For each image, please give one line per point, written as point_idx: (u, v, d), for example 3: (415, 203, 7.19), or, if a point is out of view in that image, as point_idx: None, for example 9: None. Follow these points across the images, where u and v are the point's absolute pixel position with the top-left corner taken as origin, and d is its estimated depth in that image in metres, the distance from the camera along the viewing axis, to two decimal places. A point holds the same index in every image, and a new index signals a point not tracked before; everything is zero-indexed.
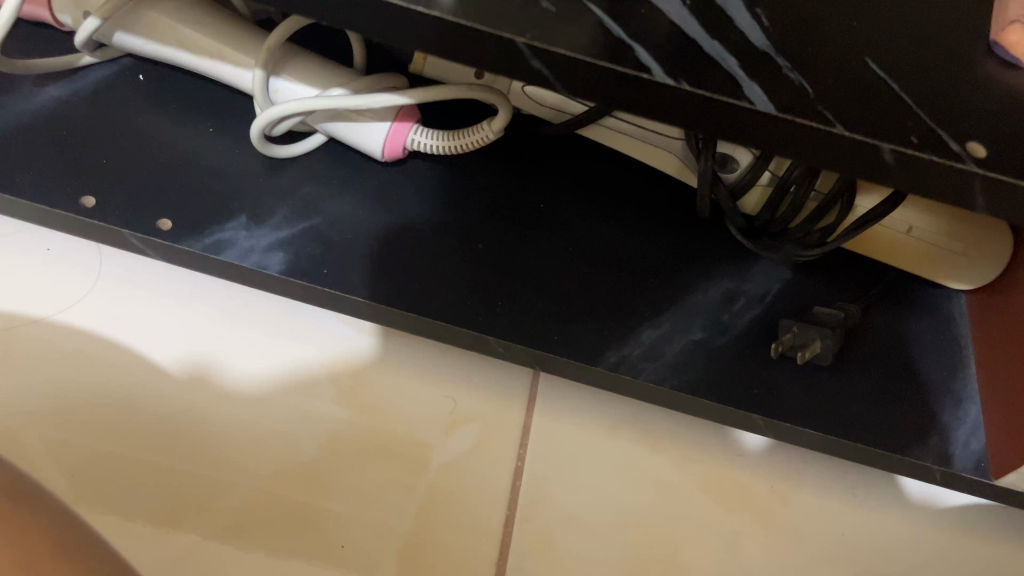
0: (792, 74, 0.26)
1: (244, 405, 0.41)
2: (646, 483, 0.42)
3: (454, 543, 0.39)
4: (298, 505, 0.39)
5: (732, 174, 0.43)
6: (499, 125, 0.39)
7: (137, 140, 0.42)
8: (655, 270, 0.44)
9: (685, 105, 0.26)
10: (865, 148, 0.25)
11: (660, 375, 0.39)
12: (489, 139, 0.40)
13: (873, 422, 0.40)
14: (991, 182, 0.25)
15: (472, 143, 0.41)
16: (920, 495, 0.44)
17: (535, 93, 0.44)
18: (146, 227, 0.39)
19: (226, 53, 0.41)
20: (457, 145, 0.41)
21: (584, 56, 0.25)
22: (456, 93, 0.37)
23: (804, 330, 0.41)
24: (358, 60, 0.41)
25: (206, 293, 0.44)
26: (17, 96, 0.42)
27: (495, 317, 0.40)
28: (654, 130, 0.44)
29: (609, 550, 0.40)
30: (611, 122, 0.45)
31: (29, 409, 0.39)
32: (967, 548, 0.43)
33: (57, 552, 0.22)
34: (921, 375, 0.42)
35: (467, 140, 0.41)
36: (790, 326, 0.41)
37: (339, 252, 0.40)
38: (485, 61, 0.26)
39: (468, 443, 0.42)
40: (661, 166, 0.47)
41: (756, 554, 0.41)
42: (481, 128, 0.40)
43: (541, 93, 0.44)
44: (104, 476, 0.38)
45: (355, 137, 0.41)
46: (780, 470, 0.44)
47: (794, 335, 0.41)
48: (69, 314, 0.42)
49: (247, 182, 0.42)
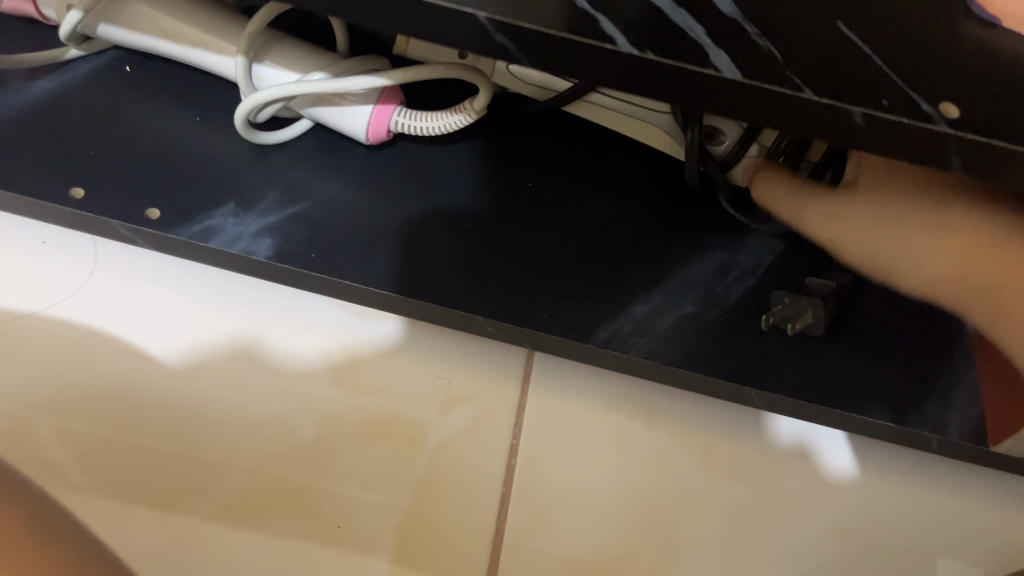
0: (760, 40, 0.26)
1: (239, 389, 0.41)
2: (643, 457, 0.43)
3: (449, 521, 0.39)
4: (295, 486, 0.39)
5: (720, 147, 0.44)
6: (480, 103, 0.39)
7: (126, 130, 0.43)
8: (646, 245, 0.44)
9: (650, 76, 0.25)
10: (833, 113, 0.25)
11: (652, 349, 0.39)
12: (471, 118, 0.40)
13: (868, 391, 0.40)
14: (965, 143, 0.25)
15: (455, 123, 0.41)
16: (921, 464, 0.44)
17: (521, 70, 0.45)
18: (135, 217, 0.39)
19: (209, 41, 0.42)
20: (437, 126, 0.41)
21: (547, 29, 0.25)
22: (431, 73, 0.37)
23: (795, 301, 0.41)
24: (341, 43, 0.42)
25: (200, 280, 0.44)
26: (7, 91, 0.43)
27: (483, 296, 0.40)
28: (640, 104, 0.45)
29: (606, 524, 0.40)
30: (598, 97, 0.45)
31: (28, 398, 0.40)
32: (967, 516, 0.43)
33: (27, 528, 0.23)
34: (918, 343, 0.42)
35: (447, 121, 0.41)
36: (781, 297, 0.41)
37: (328, 236, 0.41)
38: (449, 38, 0.26)
39: (463, 423, 0.42)
40: (651, 140, 0.47)
41: (753, 526, 0.41)
42: (463, 109, 0.40)
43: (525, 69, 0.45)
44: (101, 462, 0.38)
45: (340, 120, 0.42)
46: (778, 441, 0.44)
47: (785, 306, 0.41)
48: (66, 306, 0.43)
49: (237, 170, 0.43)
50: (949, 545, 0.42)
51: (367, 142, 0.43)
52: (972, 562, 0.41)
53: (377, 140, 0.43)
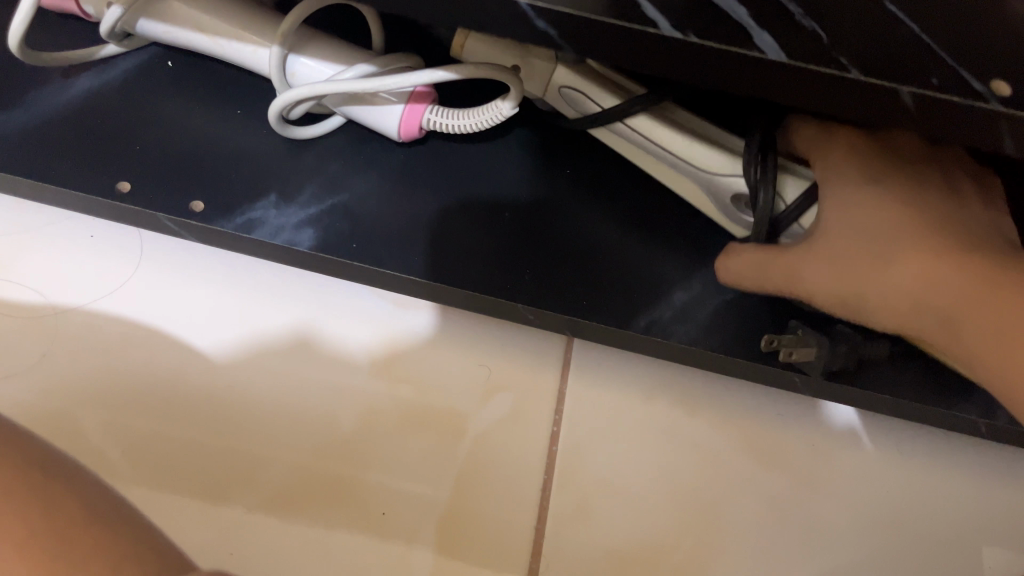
0: (806, 22, 0.25)
1: (281, 379, 0.42)
2: (683, 444, 0.42)
3: (491, 512, 0.40)
4: (338, 478, 0.39)
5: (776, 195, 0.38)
6: (512, 100, 0.39)
7: (167, 126, 0.43)
8: (686, 233, 0.43)
9: (694, 60, 0.25)
10: (881, 94, 0.25)
11: (692, 336, 0.39)
12: (502, 116, 0.40)
13: (914, 377, 0.39)
14: (1018, 123, 0.24)
15: (487, 121, 0.41)
16: (968, 449, 0.43)
17: (568, 78, 0.40)
18: (179, 210, 0.40)
19: (238, 34, 0.42)
20: (470, 122, 0.41)
21: (587, 14, 0.25)
22: (467, 74, 0.37)
23: (806, 335, 0.39)
24: (376, 40, 0.42)
25: (242, 271, 0.45)
26: (52, 89, 0.44)
27: (523, 285, 0.40)
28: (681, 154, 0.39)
29: (648, 515, 0.40)
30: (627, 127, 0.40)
31: (79, 390, 0.41)
32: (1016, 502, 0.42)
33: (83, 516, 0.23)
34: None
35: (479, 118, 0.41)
36: (795, 329, 0.39)
37: (367, 228, 0.41)
38: (489, 25, 0.26)
39: (503, 411, 0.42)
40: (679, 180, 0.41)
41: (797, 517, 0.41)
42: (494, 104, 0.40)
43: (572, 74, 0.40)
44: (147, 454, 0.39)
45: (373, 118, 0.42)
46: (822, 430, 0.43)
47: (793, 336, 0.39)
48: (111, 298, 0.44)
49: (276, 164, 0.43)
50: (997, 532, 0.41)
51: (400, 139, 0.43)
52: None
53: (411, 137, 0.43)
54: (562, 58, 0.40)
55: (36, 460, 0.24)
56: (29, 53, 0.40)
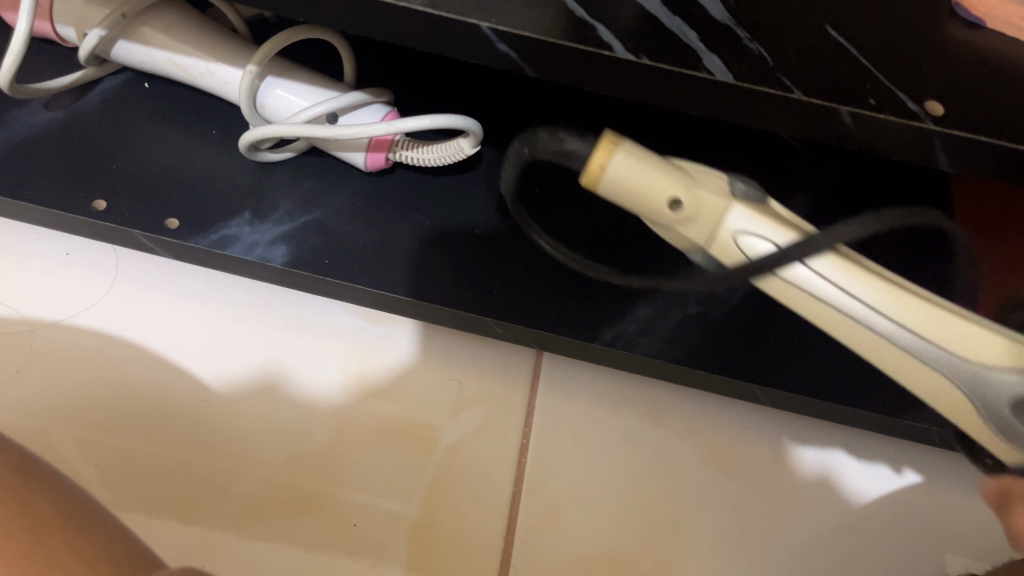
0: (751, 44, 0.27)
1: (253, 394, 0.43)
2: (650, 455, 0.43)
3: (458, 525, 0.40)
4: (309, 493, 0.40)
5: None
6: (471, 142, 0.40)
7: (144, 147, 0.44)
8: (652, 249, 0.45)
9: (648, 80, 0.27)
10: (823, 112, 0.26)
11: (657, 348, 0.40)
12: (463, 152, 0.40)
13: (868, 386, 0.41)
14: (948, 138, 0.26)
15: (451, 155, 0.41)
16: (930, 457, 0.45)
17: (746, 219, 0.36)
18: (155, 227, 0.41)
19: (210, 68, 0.43)
20: (434, 155, 0.41)
21: (545, 36, 0.26)
22: (445, 124, 0.37)
23: None
24: (348, 76, 0.43)
25: (216, 288, 0.46)
26: (28, 109, 0.45)
27: (490, 299, 0.41)
28: (920, 333, 0.35)
29: (615, 526, 0.41)
30: (839, 300, 0.36)
31: (53, 407, 0.41)
32: (975, 510, 0.43)
33: (59, 520, 0.24)
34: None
35: (443, 152, 0.41)
36: None
37: (339, 244, 0.42)
38: (455, 46, 0.27)
39: (474, 424, 0.43)
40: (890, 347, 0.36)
41: (759, 524, 0.42)
42: (456, 141, 0.40)
43: (752, 215, 0.36)
44: (118, 471, 0.40)
45: (340, 148, 0.43)
46: (784, 440, 0.44)
47: None
48: (85, 315, 0.44)
49: (251, 184, 0.44)
50: (957, 540, 0.42)
51: (367, 166, 0.44)
52: (982, 561, 0.42)
53: (375, 167, 0.44)
54: (737, 196, 0.36)
55: (8, 465, 0.25)
56: (17, 88, 0.41)
